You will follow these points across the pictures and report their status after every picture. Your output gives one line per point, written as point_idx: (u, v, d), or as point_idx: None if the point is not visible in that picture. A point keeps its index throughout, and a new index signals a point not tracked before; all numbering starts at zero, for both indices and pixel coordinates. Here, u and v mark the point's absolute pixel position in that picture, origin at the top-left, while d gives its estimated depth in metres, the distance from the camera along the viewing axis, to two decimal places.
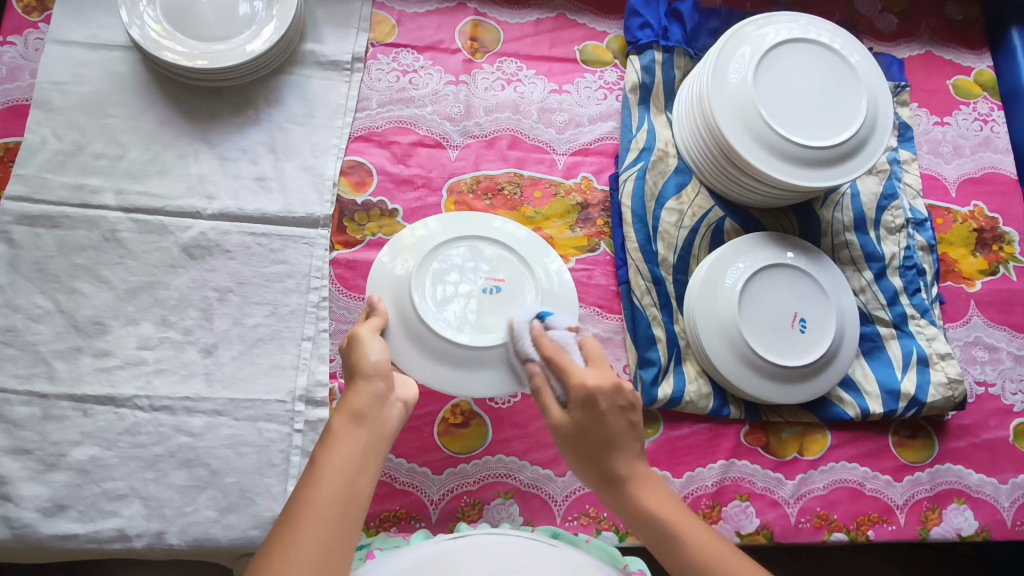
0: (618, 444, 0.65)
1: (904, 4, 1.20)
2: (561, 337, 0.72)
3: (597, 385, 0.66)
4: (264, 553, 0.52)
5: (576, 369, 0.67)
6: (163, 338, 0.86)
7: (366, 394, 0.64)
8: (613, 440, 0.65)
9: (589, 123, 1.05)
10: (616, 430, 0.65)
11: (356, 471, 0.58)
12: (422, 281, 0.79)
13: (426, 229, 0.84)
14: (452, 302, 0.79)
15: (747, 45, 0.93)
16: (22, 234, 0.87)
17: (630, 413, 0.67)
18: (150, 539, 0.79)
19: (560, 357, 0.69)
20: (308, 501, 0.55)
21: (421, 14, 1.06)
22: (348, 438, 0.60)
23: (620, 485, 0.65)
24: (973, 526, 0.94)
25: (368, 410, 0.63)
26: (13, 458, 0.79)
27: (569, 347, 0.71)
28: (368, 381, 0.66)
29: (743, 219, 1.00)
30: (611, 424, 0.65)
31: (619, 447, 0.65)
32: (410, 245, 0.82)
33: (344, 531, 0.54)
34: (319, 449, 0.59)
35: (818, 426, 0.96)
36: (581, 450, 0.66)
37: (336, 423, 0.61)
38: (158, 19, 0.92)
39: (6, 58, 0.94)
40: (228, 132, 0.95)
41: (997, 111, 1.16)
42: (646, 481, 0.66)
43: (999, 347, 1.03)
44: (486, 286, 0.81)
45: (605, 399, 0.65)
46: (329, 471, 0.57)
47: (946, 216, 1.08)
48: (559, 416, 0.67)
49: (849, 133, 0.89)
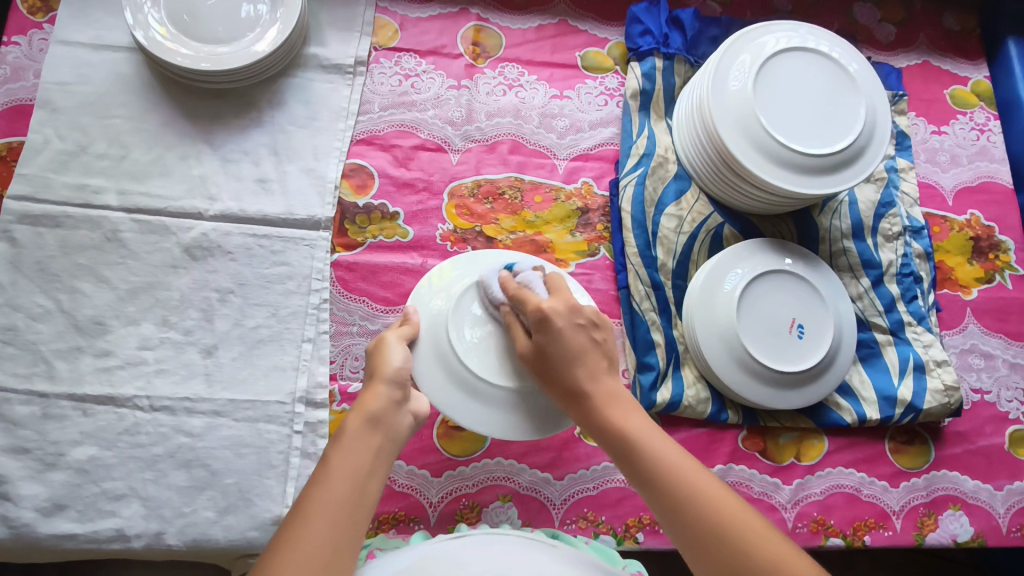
0: (576, 361, 0.70)
1: (902, 14, 1.22)
2: (526, 276, 0.76)
3: (549, 307, 0.70)
4: (272, 549, 0.53)
5: (534, 297, 0.72)
6: (164, 338, 0.87)
7: (383, 398, 0.66)
8: (575, 352, 0.70)
9: (590, 128, 1.06)
10: (574, 344, 0.71)
11: (365, 471, 0.59)
12: (459, 320, 0.79)
13: (473, 263, 0.84)
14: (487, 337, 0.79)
15: (747, 53, 0.94)
16: (24, 234, 0.87)
17: (588, 331, 0.72)
18: (148, 540, 0.79)
19: (522, 292, 0.74)
20: (318, 498, 0.56)
21: (424, 19, 1.07)
22: (359, 440, 0.61)
23: (583, 396, 0.70)
24: (968, 533, 0.94)
25: (383, 414, 0.64)
26: (13, 457, 0.79)
27: (531, 283, 0.75)
28: (387, 386, 0.67)
29: (741, 225, 1.01)
30: (568, 339, 0.71)
31: (577, 358, 0.70)
32: (441, 290, 0.82)
33: (351, 530, 0.55)
34: (330, 447, 0.61)
35: (815, 432, 0.97)
36: (550, 369, 0.71)
37: (350, 424, 0.62)
38: (162, 21, 0.92)
39: (11, 58, 0.95)
40: (231, 134, 0.96)
41: (994, 121, 1.17)
42: (616, 400, 0.70)
43: (994, 354, 1.04)
44: None
45: (560, 319, 0.71)
46: (338, 469, 0.58)
47: (943, 224, 1.09)
48: (523, 342, 0.73)
49: (848, 141, 0.90)
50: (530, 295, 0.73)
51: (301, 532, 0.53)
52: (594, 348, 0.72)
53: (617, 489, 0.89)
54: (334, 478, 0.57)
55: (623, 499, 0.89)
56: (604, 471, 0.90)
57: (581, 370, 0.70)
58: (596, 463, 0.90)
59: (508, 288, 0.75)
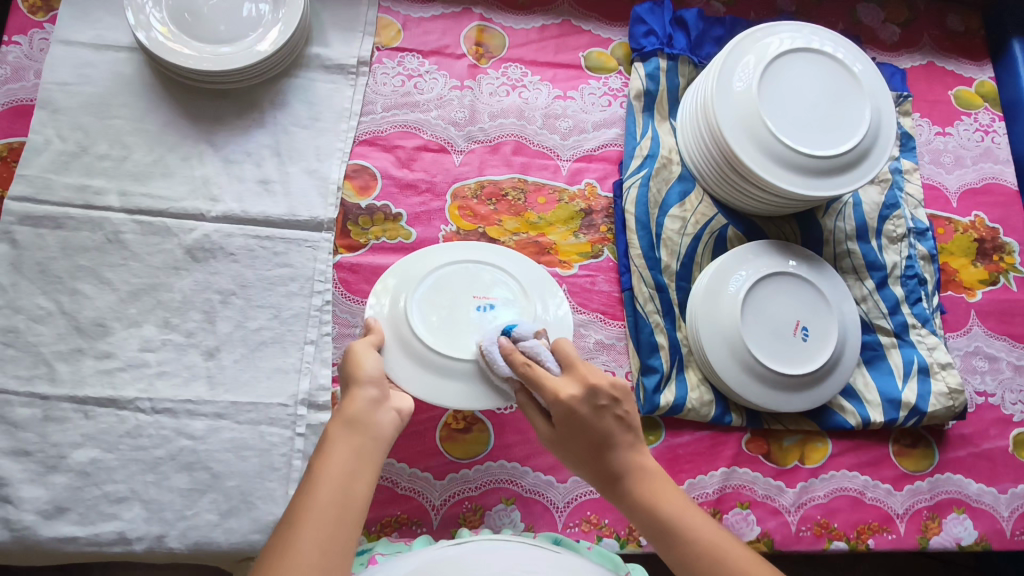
0: (607, 440, 0.67)
1: (906, 15, 1.21)
2: (533, 346, 0.72)
3: (569, 395, 0.67)
4: (267, 558, 0.53)
5: (550, 382, 0.68)
6: (165, 340, 0.86)
7: (361, 400, 0.66)
8: (604, 438, 0.67)
9: (593, 129, 1.06)
10: (601, 431, 0.67)
11: (351, 472, 0.59)
12: (419, 307, 0.80)
13: (427, 252, 0.85)
14: (449, 321, 0.80)
15: (752, 54, 0.94)
16: (24, 235, 0.87)
17: (615, 406, 0.68)
18: (150, 543, 0.79)
19: (533, 370, 0.70)
20: (303, 505, 0.55)
21: (427, 19, 1.06)
22: (342, 445, 0.61)
23: (574, 417, 0.67)
24: (972, 536, 0.94)
25: (362, 415, 0.64)
26: (14, 459, 0.79)
27: (540, 357, 0.71)
28: (363, 388, 0.67)
29: (745, 227, 1.00)
30: (595, 426, 0.67)
31: (600, 440, 0.67)
32: (396, 284, 0.82)
33: (339, 527, 0.55)
34: (316, 454, 0.61)
35: (819, 435, 0.96)
36: (579, 452, 0.69)
37: (330, 432, 0.63)
38: (163, 21, 0.92)
39: (12, 58, 0.94)
40: (233, 135, 0.95)
41: (998, 122, 1.16)
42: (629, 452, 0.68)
43: (999, 357, 1.03)
44: (478, 304, 0.82)
45: (582, 406, 0.67)
46: (323, 474, 0.58)
47: (947, 226, 1.09)
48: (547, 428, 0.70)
49: (852, 143, 0.90)
50: (545, 377, 0.69)
51: (289, 539, 0.53)
52: (621, 427, 0.68)
53: None
54: (317, 484, 0.57)
55: None
56: None
57: (607, 445, 0.67)
58: None
59: (517, 364, 0.71)
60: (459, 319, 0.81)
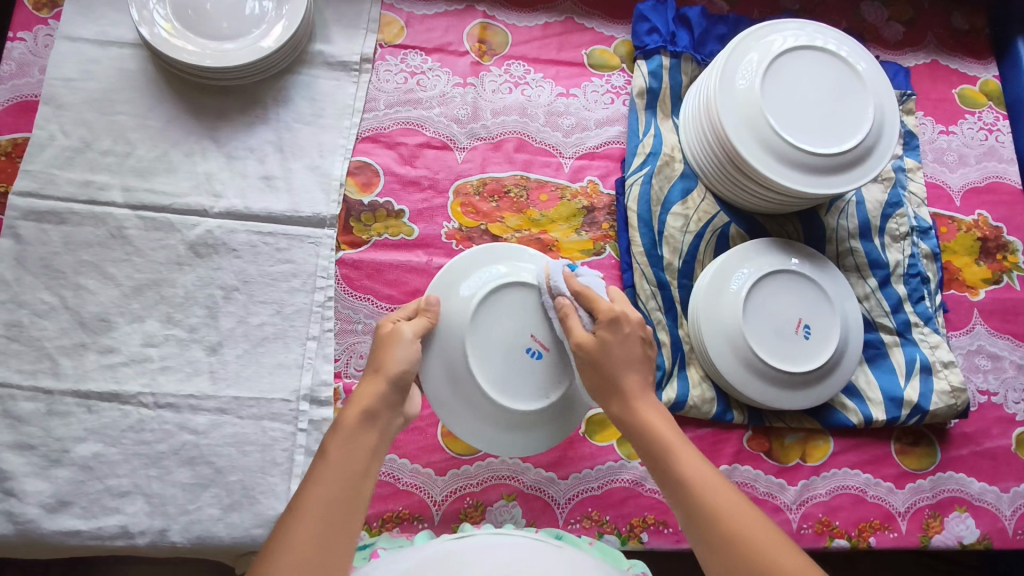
0: (633, 366, 0.71)
1: (910, 13, 1.21)
2: (590, 279, 0.74)
3: (620, 310, 0.70)
4: (268, 551, 0.53)
5: (603, 300, 0.71)
6: (168, 335, 0.86)
7: (381, 395, 0.65)
8: (631, 359, 0.70)
9: (596, 127, 1.06)
10: (633, 353, 0.70)
11: (360, 470, 0.59)
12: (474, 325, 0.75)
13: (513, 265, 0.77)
14: (498, 355, 0.75)
15: (755, 51, 0.94)
16: (28, 230, 0.87)
17: (647, 344, 0.73)
18: (153, 536, 0.79)
19: (591, 290, 0.72)
20: (310, 499, 0.55)
21: (430, 16, 1.06)
22: (355, 440, 0.61)
23: (615, 330, 0.70)
24: (973, 535, 0.94)
25: (378, 412, 0.64)
26: (17, 453, 0.79)
27: (597, 285, 0.74)
28: (383, 379, 0.66)
29: (748, 225, 1.00)
30: (631, 345, 0.71)
31: (631, 373, 0.70)
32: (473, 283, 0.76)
33: (344, 526, 0.55)
34: (328, 442, 0.60)
35: (821, 433, 0.96)
36: (602, 369, 0.70)
37: (347, 422, 0.62)
38: (167, 18, 0.92)
39: (16, 54, 0.94)
40: (236, 131, 0.95)
41: (1002, 121, 1.16)
42: (654, 407, 0.70)
43: (1001, 356, 1.03)
44: (532, 347, 0.76)
45: (629, 324, 0.71)
46: (332, 469, 0.58)
47: (950, 225, 1.09)
48: (583, 337, 0.70)
49: (856, 141, 0.89)
50: (599, 297, 0.71)
51: (293, 534, 0.53)
52: (648, 363, 0.72)
53: (623, 489, 0.89)
54: (325, 479, 0.57)
55: (628, 499, 0.89)
56: (609, 471, 0.90)
57: (636, 382, 0.70)
58: (600, 463, 0.90)
59: (575, 284, 0.72)
60: (511, 350, 0.75)
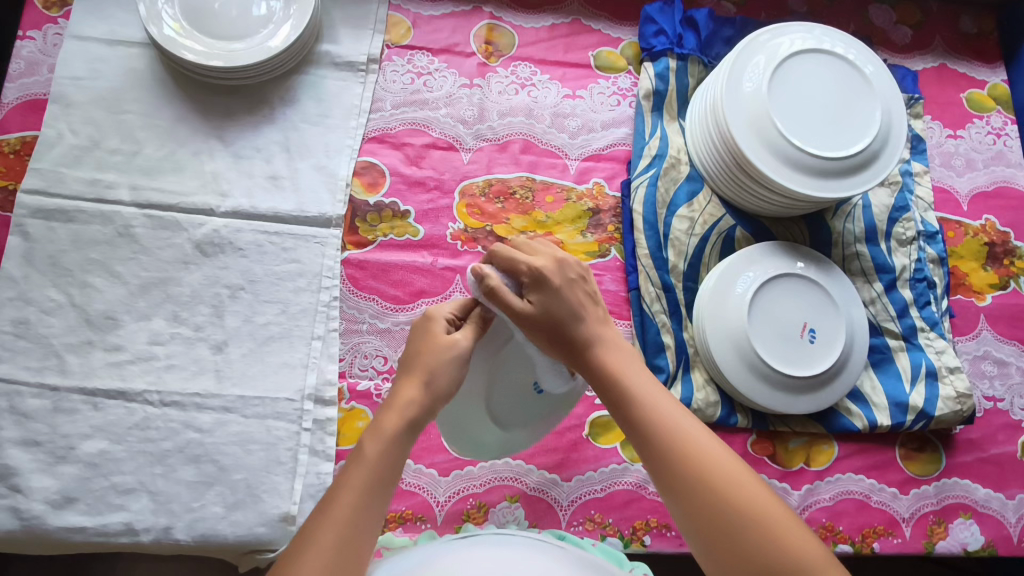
0: (578, 313, 0.65)
1: (919, 16, 1.20)
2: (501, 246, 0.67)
3: (540, 263, 0.65)
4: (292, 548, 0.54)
5: (520, 257, 0.65)
6: (174, 334, 0.87)
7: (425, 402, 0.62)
8: (573, 309, 0.65)
9: (602, 129, 1.06)
10: (572, 301, 0.65)
11: (392, 477, 0.58)
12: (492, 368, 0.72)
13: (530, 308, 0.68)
14: (506, 390, 0.75)
15: (762, 54, 0.94)
16: (36, 227, 0.88)
17: (586, 284, 0.67)
18: (157, 534, 0.80)
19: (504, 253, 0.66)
20: (338, 507, 0.54)
21: (437, 17, 1.07)
22: (397, 445, 0.59)
23: (544, 285, 0.64)
24: (978, 541, 0.93)
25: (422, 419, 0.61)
26: (24, 449, 0.80)
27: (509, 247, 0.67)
28: (430, 385, 0.62)
29: (754, 228, 1.00)
30: (567, 295, 0.65)
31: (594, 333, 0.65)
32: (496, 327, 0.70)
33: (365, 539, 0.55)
34: (368, 443, 0.58)
35: (825, 437, 0.96)
36: (547, 327, 0.64)
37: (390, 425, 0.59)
38: (176, 18, 0.93)
39: (26, 53, 0.95)
40: (243, 131, 0.96)
41: (1011, 125, 1.15)
42: (613, 349, 0.66)
43: (1007, 362, 1.03)
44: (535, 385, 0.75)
45: (555, 276, 0.65)
46: (366, 475, 0.56)
47: (957, 229, 1.08)
48: (522, 306, 0.64)
49: (863, 144, 0.89)
50: (512, 257, 0.65)
51: (316, 540, 0.53)
52: (590, 302, 0.67)
53: (626, 491, 0.89)
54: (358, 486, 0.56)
55: (631, 501, 0.89)
56: (613, 474, 0.90)
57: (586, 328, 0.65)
58: (604, 465, 0.90)
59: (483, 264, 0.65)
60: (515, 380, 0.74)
